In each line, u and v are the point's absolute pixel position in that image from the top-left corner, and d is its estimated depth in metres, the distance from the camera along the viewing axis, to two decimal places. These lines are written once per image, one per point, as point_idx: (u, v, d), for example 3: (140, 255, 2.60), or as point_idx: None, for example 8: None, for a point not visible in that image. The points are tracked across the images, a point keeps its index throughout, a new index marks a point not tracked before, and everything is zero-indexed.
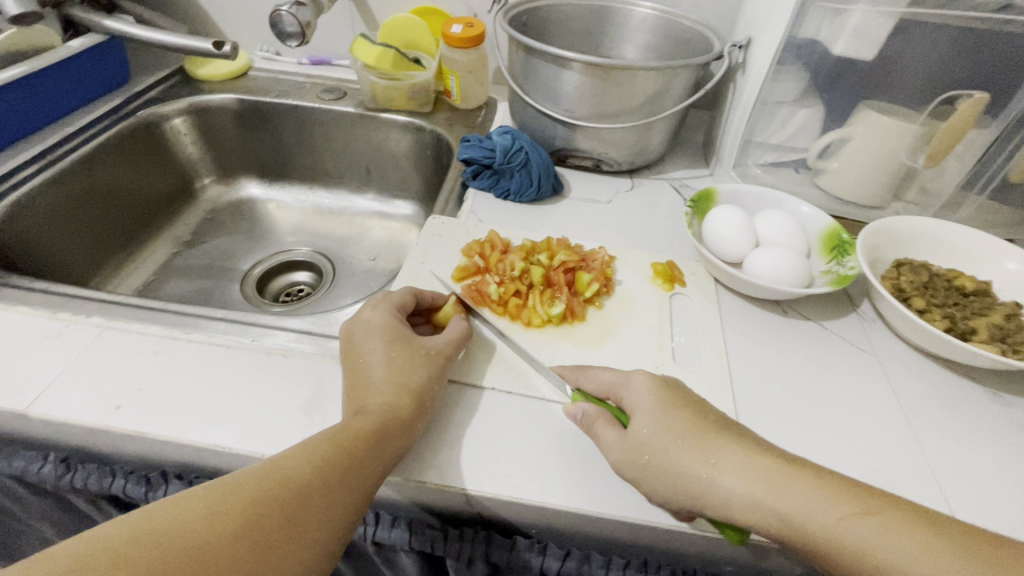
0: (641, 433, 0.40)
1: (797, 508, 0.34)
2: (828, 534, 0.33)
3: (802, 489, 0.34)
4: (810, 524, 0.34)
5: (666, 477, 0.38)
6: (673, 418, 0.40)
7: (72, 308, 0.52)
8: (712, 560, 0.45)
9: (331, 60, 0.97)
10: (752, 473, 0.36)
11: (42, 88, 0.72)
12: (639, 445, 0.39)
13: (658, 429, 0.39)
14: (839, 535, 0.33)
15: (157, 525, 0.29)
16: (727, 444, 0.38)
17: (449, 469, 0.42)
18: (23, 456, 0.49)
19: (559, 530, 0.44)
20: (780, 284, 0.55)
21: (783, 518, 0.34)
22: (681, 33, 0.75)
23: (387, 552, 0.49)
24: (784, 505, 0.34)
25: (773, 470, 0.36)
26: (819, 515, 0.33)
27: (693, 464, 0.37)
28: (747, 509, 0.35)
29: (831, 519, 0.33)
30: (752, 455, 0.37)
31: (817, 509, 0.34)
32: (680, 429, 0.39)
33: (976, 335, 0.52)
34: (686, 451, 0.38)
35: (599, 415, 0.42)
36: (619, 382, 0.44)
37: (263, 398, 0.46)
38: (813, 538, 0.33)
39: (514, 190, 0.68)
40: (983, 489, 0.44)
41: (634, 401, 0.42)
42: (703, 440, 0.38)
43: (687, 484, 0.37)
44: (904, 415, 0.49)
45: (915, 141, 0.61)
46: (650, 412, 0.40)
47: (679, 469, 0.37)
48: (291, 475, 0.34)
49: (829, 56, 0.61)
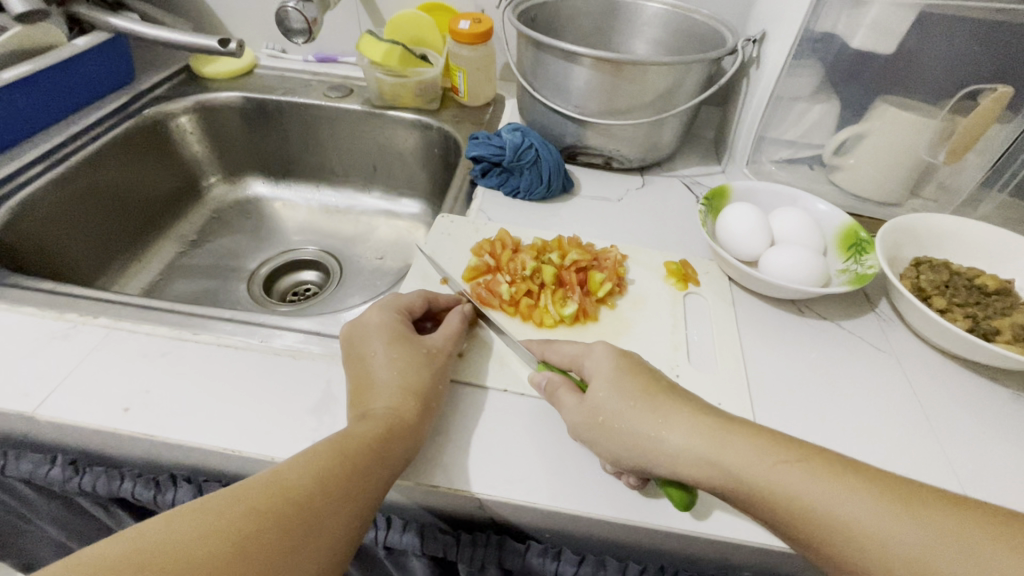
0: (599, 396, 0.41)
1: (737, 459, 0.35)
2: (763, 483, 0.34)
3: (743, 443, 0.36)
4: (749, 475, 0.35)
5: (618, 436, 0.39)
6: (627, 381, 0.41)
7: (79, 309, 0.51)
8: (730, 565, 0.44)
9: (337, 57, 0.96)
10: (698, 430, 0.37)
11: (48, 86, 0.72)
12: (595, 408, 0.40)
13: (613, 392, 0.40)
14: (776, 484, 0.34)
15: (147, 546, 0.28)
16: (677, 407, 0.39)
17: (461, 473, 0.41)
18: (30, 459, 0.49)
19: (573, 536, 0.44)
20: (796, 283, 0.54)
21: (726, 471, 0.35)
22: (693, 28, 0.74)
23: (398, 556, 0.48)
24: (726, 459, 0.35)
25: (716, 427, 0.37)
26: (758, 467, 0.35)
27: (642, 424, 0.38)
28: (692, 463, 0.36)
29: (765, 467, 0.35)
30: (697, 416, 0.38)
31: (756, 460, 0.35)
32: (633, 391, 0.40)
33: (1000, 336, 0.50)
34: (639, 411, 0.39)
35: (563, 382, 0.43)
36: (582, 353, 0.45)
37: (272, 401, 0.45)
38: (752, 488, 0.35)
39: (524, 188, 0.67)
40: (1011, 495, 0.43)
41: (593, 367, 0.43)
42: (654, 401, 0.39)
43: (638, 443, 0.38)
44: (925, 417, 0.48)
45: (935, 137, 0.60)
46: (607, 377, 0.42)
47: (631, 430, 0.38)
48: (290, 486, 0.33)
49: (847, 50, 0.60)
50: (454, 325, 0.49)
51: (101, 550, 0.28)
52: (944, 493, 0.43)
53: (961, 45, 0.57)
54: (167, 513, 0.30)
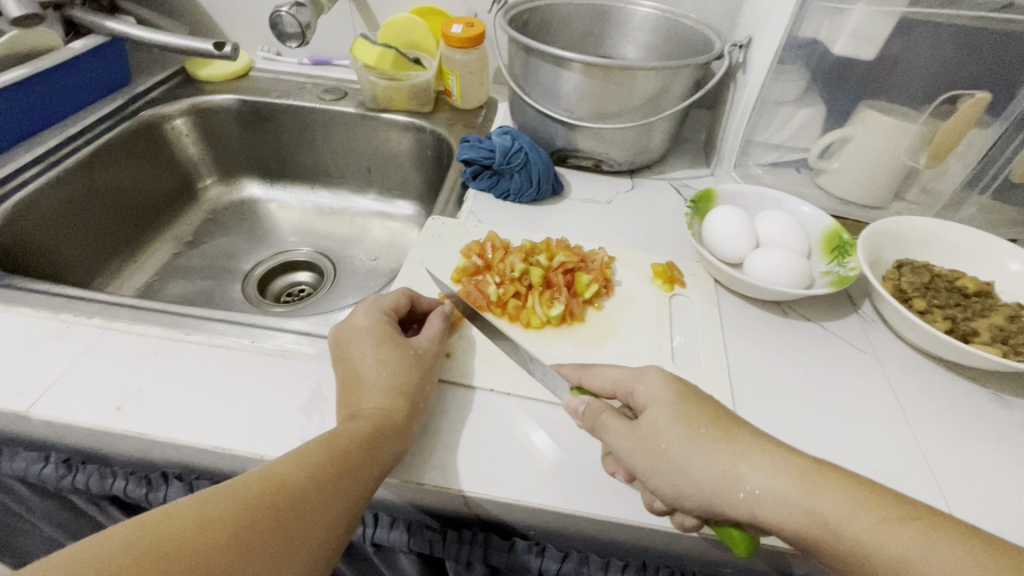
0: (662, 424, 0.38)
1: (830, 506, 0.33)
2: (861, 537, 0.31)
3: (837, 491, 0.33)
4: (842, 526, 0.32)
5: (687, 472, 0.36)
6: (695, 411, 0.38)
7: (73, 309, 0.52)
8: (711, 561, 0.45)
9: (332, 61, 0.97)
10: (783, 471, 0.34)
11: (44, 89, 0.73)
12: (657, 435, 0.37)
13: (680, 422, 0.37)
14: (878, 539, 0.31)
15: (146, 535, 0.29)
16: (757, 443, 0.36)
17: (447, 470, 0.42)
18: (24, 457, 0.49)
19: (558, 532, 0.44)
20: (779, 285, 0.55)
21: (817, 519, 0.33)
22: (682, 33, 0.75)
23: (387, 553, 0.49)
24: (817, 505, 0.33)
25: (807, 470, 0.34)
26: (856, 519, 0.32)
27: (720, 460, 0.35)
28: (778, 509, 0.33)
29: (862, 520, 0.32)
30: (781, 454, 0.35)
31: (852, 512, 0.32)
32: (703, 420, 0.37)
33: (977, 337, 0.51)
34: (712, 444, 0.36)
35: (604, 407, 0.40)
36: (630, 377, 0.42)
37: (263, 399, 0.46)
38: (848, 542, 0.32)
39: (514, 191, 0.68)
40: (986, 493, 0.44)
41: (649, 392, 0.40)
42: (730, 436, 0.36)
43: (713, 481, 0.35)
44: (905, 417, 0.49)
45: (915, 142, 0.61)
46: (667, 404, 0.38)
47: (702, 465, 0.35)
48: (284, 480, 0.34)
49: (830, 55, 0.61)
50: (440, 327, 0.50)
51: (99, 539, 0.28)
52: (921, 491, 0.44)
53: (941, 50, 0.58)
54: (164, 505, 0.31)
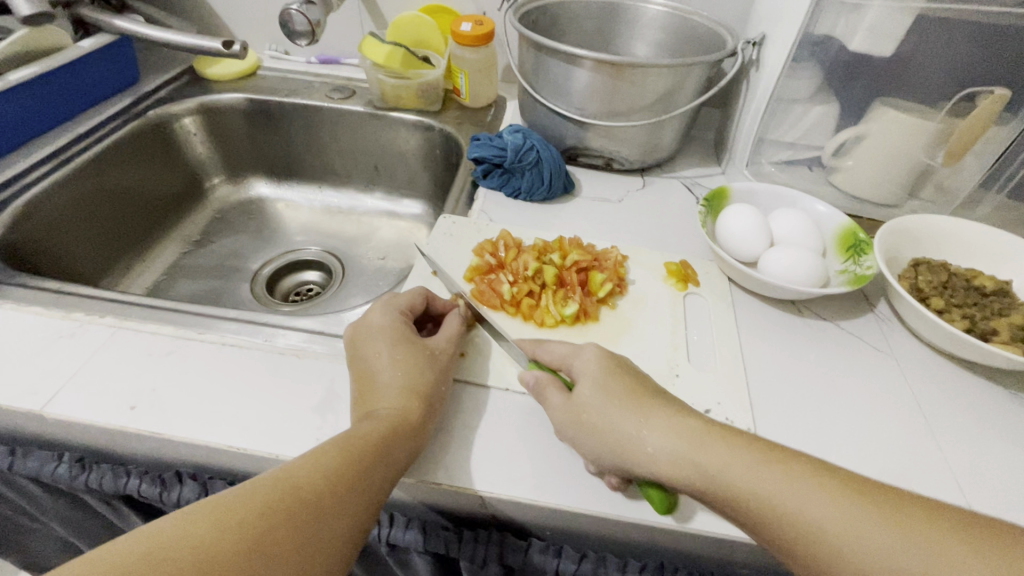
0: (584, 395, 0.41)
1: (713, 460, 0.36)
2: (741, 485, 0.35)
3: (723, 447, 0.36)
4: (726, 476, 0.35)
5: (602, 437, 0.39)
6: (614, 383, 0.42)
7: (85, 308, 0.52)
8: (729, 563, 0.45)
9: (340, 59, 0.97)
10: (679, 433, 0.38)
11: (53, 88, 0.73)
12: (579, 406, 0.41)
13: (598, 391, 0.41)
14: (755, 485, 0.34)
15: (164, 542, 0.29)
16: (662, 410, 0.40)
17: (463, 470, 0.42)
18: (37, 456, 0.49)
19: (575, 533, 0.44)
20: (795, 284, 0.55)
21: (702, 470, 0.36)
22: (694, 30, 0.74)
23: (401, 553, 0.49)
24: (704, 460, 0.36)
25: (698, 432, 0.38)
26: (736, 468, 0.35)
27: (627, 425, 0.39)
28: (671, 464, 0.37)
29: (742, 469, 0.35)
30: (681, 419, 0.39)
31: (733, 462, 0.35)
32: (618, 391, 0.41)
33: (996, 336, 0.51)
34: (622, 411, 0.40)
35: (552, 380, 0.43)
36: (571, 354, 0.45)
37: (277, 399, 0.46)
38: (731, 490, 0.35)
39: (525, 189, 0.68)
40: (1007, 494, 0.43)
41: (581, 368, 0.44)
42: (640, 405, 0.40)
43: (620, 443, 0.39)
44: (923, 417, 0.49)
45: (932, 139, 0.60)
46: (593, 378, 0.42)
47: (614, 430, 0.39)
48: (302, 483, 0.34)
49: (845, 52, 0.61)
50: (454, 327, 0.50)
51: (117, 546, 0.28)
52: (941, 492, 0.43)
53: (959, 47, 0.57)
54: (181, 511, 0.31)
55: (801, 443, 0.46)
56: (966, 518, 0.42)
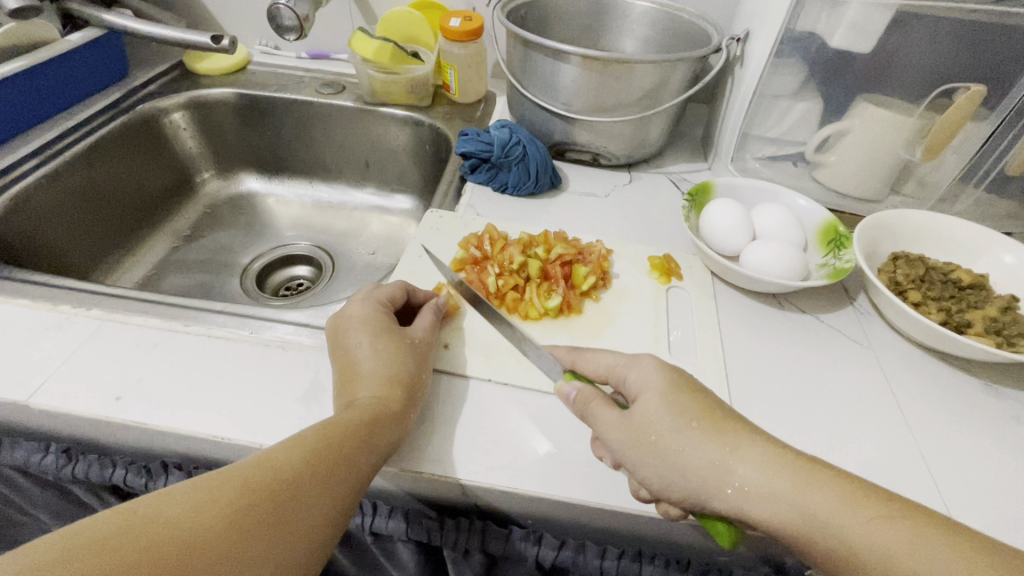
0: (653, 415, 0.39)
1: (814, 503, 0.33)
2: (846, 533, 0.32)
3: (824, 488, 0.33)
4: (830, 524, 0.32)
5: (676, 462, 0.36)
6: (689, 403, 0.38)
7: (72, 301, 0.52)
8: (706, 549, 0.46)
9: (330, 54, 0.97)
10: (772, 466, 0.34)
11: (42, 81, 0.73)
12: (647, 427, 0.38)
13: (671, 413, 0.38)
14: (868, 537, 0.31)
15: (143, 517, 0.29)
16: (748, 437, 0.36)
17: (444, 459, 0.42)
18: (24, 447, 0.50)
19: (555, 521, 0.45)
20: (776, 277, 0.56)
21: (801, 514, 0.33)
22: (681, 27, 0.75)
23: (385, 542, 0.50)
24: (804, 502, 0.33)
25: (794, 466, 0.34)
26: (842, 516, 0.32)
27: (708, 452, 0.36)
28: (761, 502, 0.34)
29: (848, 516, 0.32)
30: (771, 449, 0.35)
31: (838, 508, 0.32)
32: (696, 414, 0.38)
33: (971, 328, 0.52)
34: (702, 437, 0.37)
35: (596, 395, 0.41)
36: (621, 365, 0.43)
37: (262, 389, 0.46)
38: (835, 537, 0.32)
39: (512, 184, 0.69)
40: (979, 482, 0.44)
41: (642, 383, 0.41)
42: (719, 429, 0.37)
43: (702, 473, 0.36)
44: (899, 407, 0.50)
45: (911, 135, 0.61)
46: (660, 395, 0.39)
47: (692, 457, 0.36)
48: (282, 466, 0.34)
49: (827, 49, 0.61)
50: (436, 318, 0.50)
51: (96, 520, 0.29)
52: (914, 481, 0.44)
53: (937, 44, 0.58)
54: (161, 489, 0.31)
55: (778, 433, 0.47)
56: (937, 504, 0.43)
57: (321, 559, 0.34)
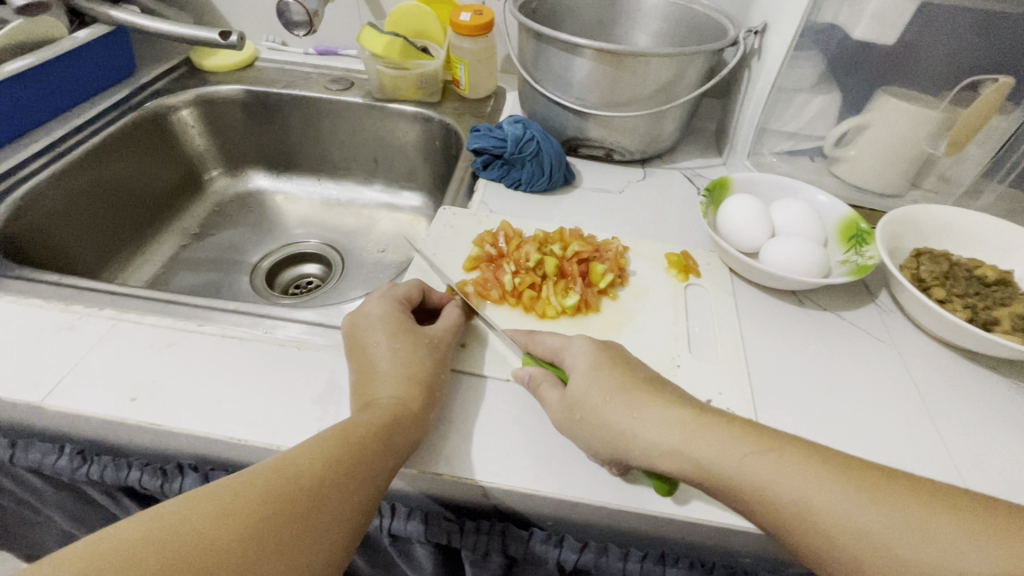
0: (576, 388, 0.41)
1: (708, 452, 0.36)
2: (734, 473, 0.35)
3: (715, 437, 0.36)
4: (723, 468, 0.35)
5: (594, 430, 0.39)
6: (603, 375, 0.41)
7: (84, 301, 0.52)
8: (730, 552, 0.45)
9: (338, 50, 0.96)
10: (671, 423, 0.38)
11: (49, 79, 0.72)
12: (571, 404, 0.41)
13: (589, 384, 0.41)
14: (753, 475, 0.35)
15: (161, 527, 0.29)
16: (651, 398, 0.40)
17: (463, 461, 0.42)
18: (38, 448, 0.49)
19: (576, 523, 0.44)
20: (797, 274, 0.55)
21: (698, 463, 0.36)
22: (696, 19, 0.73)
23: (403, 544, 0.49)
24: (698, 451, 0.36)
25: (689, 421, 0.38)
26: (731, 459, 0.35)
27: (619, 418, 0.39)
28: (665, 458, 0.37)
29: (737, 459, 0.35)
30: (672, 408, 0.39)
31: (728, 453, 0.36)
32: (608, 382, 0.41)
33: (998, 326, 0.51)
34: (613, 403, 0.40)
35: (545, 377, 0.44)
36: (562, 346, 0.46)
37: (278, 390, 0.45)
38: (728, 480, 0.35)
39: (526, 180, 0.68)
40: (1009, 483, 0.43)
41: (573, 361, 0.44)
42: (630, 395, 0.40)
43: (615, 436, 0.39)
44: (925, 406, 0.49)
45: (936, 129, 0.60)
46: (584, 372, 0.42)
47: (607, 421, 0.39)
48: (302, 472, 0.33)
49: (848, 41, 0.60)
50: (452, 316, 0.50)
51: (114, 532, 0.28)
52: (942, 482, 0.43)
53: (962, 35, 0.57)
54: (179, 497, 0.31)
55: (803, 433, 0.46)
56: None
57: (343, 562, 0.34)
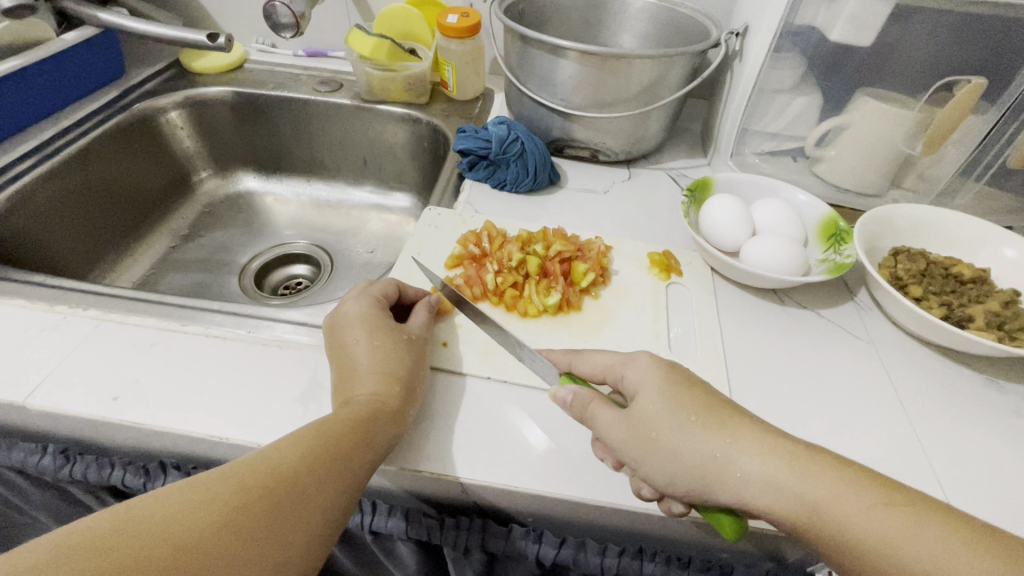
0: (650, 411, 0.38)
1: (818, 492, 0.33)
2: (850, 520, 0.32)
3: (827, 477, 0.34)
4: (836, 511, 0.33)
5: (677, 458, 0.36)
6: (685, 396, 0.39)
7: (68, 300, 0.52)
8: (708, 547, 0.45)
9: (327, 52, 0.97)
10: (775, 456, 0.35)
11: (37, 81, 0.72)
12: (645, 424, 0.38)
13: (669, 407, 0.38)
14: (871, 524, 0.32)
15: (133, 521, 0.29)
16: (747, 427, 0.37)
17: (443, 458, 0.42)
18: (22, 448, 0.49)
19: (555, 519, 0.45)
20: (776, 272, 0.55)
21: (806, 502, 0.33)
22: (679, 22, 0.74)
23: (385, 541, 0.50)
24: (808, 491, 0.33)
25: (795, 454, 0.35)
26: (846, 504, 0.33)
27: (711, 446, 0.36)
28: (767, 494, 0.34)
29: (853, 505, 0.33)
30: (773, 439, 0.36)
31: (842, 496, 0.33)
32: (692, 406, 0.38)
33: (973, 323, 0.51)
34: (702, 431, 0.37)
35: (594, 396, 0.40)
36: (619, 364, 0.43)
37: (259, 389, 0.46)
38: (839, 526, 0.33)
39: (510, 181, 0.68)
40: (982, 478, 0.44)
41: (640, 379, 0.40)
42: (721, 422, 0.37)
43: (705, 467, 0.36)
44: (901, 403, 0.49)
45: (912, 129, 0.61)
46: (657, 390, 0.39)
47: (693, 450, 0.36)
48: (278, 465, 0.34)
49: (827, 42, 0.61)
50: (430, 316, 0.51)
51: (86, 527, 0.28)
52: (916, 477, 0.44)
53: (938, 38, 0.58)
54: (155, 491, 0.31)
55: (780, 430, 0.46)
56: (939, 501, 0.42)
57: (322, 553, 0.34)
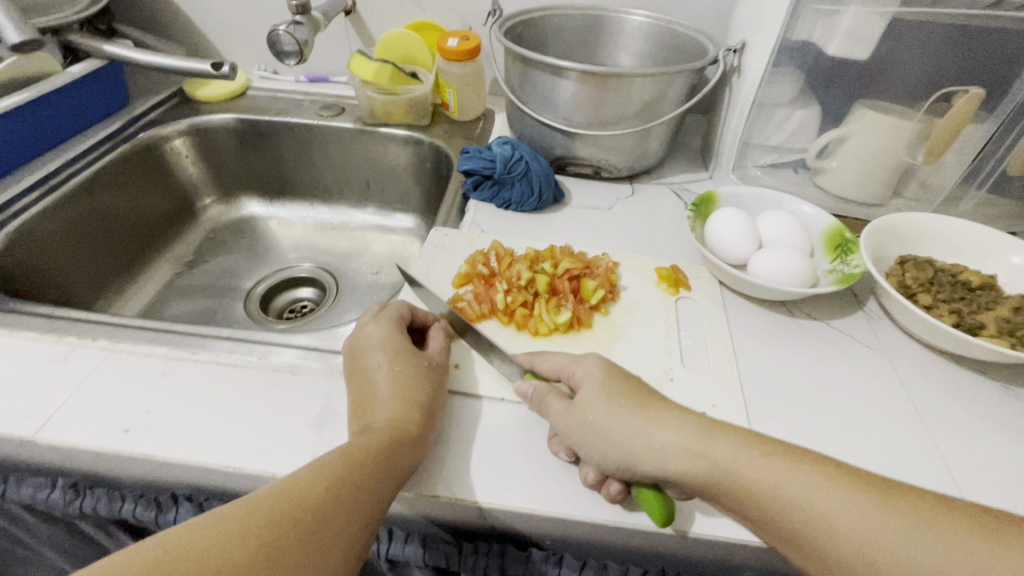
0: (587, 398, 0.40)
1: (726, 458, 0.35)
2: (751, 480, 0.34)
3: (733, 445, 0.36)
4: (739, 476, 0.35)
5: (608, 437, 0.38)
6: (617, 384, 0.41)
7: (78, 332, 0.52)
8: (730, 566, 0.44)
9: (329, 77, 0.98)
10: (687, 431, 0.37)
11: (44, 113, 0.73)
12: (582, 408, 0.40)
13: (601, 393, 0.40)
14: (765, 479, 0.34)
15: (169, 556, 0.29)
16: (666, 409, 0.39)
17: (460, 483, 0.41)
18: (31, 483, 0.49)
19: (574, 542, 0.44)
20: (786, 284, 0.55)
21: (714, 468, 0.35)
22: (676, 40, 0.76)
23: (402, 568, 0.49)
24: (717, 457, 0.35)
25: (706, 428, 0.37)
26: (747, 465, 0.35)
27: (633, 424, 0.38)
28: (681, 463, 0.36)
29: (750, 465, 0.35)
30: (688, 418, 0.38)
31: (744, 459, 0.35)
32: (622, 393, 0.40)
33: (984, 330, 0.51)
34: (628, 412, 0.39)
35: (549, 390, 0.43)
36: (570, 363, 0.44)
37: (273, 416, 0.45)
38: (746, 486, 0.34)
39: (516, 200, 0.69)
40: (1006, 489, 0.43)
41: (582, 374, 0.43)
42: (643, 406, 0.39)
43: (630, 443, 0.38)
44: (916, 412, 0.49)
45: (912, 139, 0.62)
46: (597, 382, 0.41)
47: (621, 431, 0.38)
48: (306, 495, 0.34)
49: (823, 57, 0.62)
50: (445, 340, 0.51)
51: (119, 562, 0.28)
52: (939, 490, 0.43)
53: (933, 49, 0.59)
54: (186, 523, 0.31)
55: (797, 444, 0.46)
56: None
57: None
